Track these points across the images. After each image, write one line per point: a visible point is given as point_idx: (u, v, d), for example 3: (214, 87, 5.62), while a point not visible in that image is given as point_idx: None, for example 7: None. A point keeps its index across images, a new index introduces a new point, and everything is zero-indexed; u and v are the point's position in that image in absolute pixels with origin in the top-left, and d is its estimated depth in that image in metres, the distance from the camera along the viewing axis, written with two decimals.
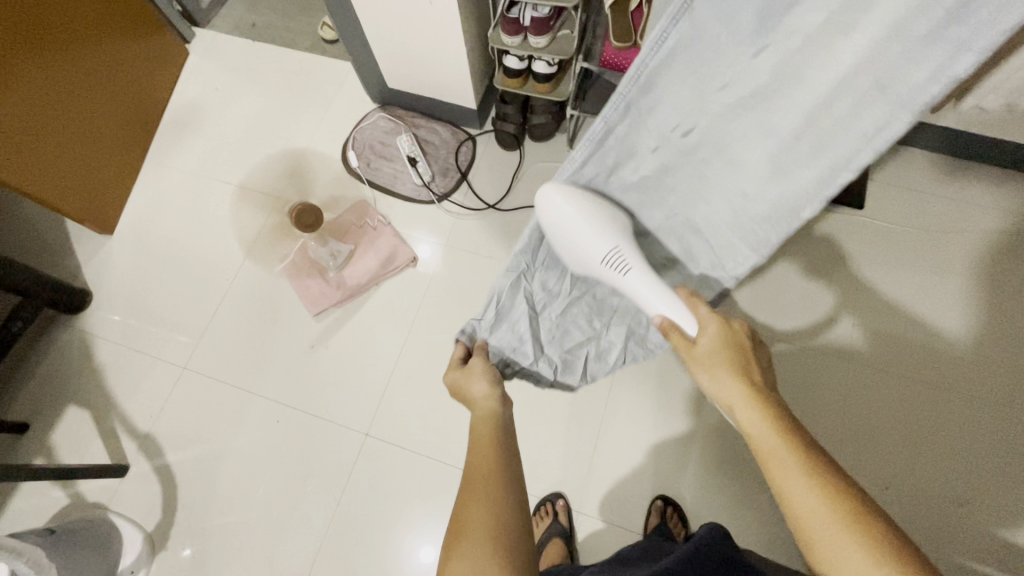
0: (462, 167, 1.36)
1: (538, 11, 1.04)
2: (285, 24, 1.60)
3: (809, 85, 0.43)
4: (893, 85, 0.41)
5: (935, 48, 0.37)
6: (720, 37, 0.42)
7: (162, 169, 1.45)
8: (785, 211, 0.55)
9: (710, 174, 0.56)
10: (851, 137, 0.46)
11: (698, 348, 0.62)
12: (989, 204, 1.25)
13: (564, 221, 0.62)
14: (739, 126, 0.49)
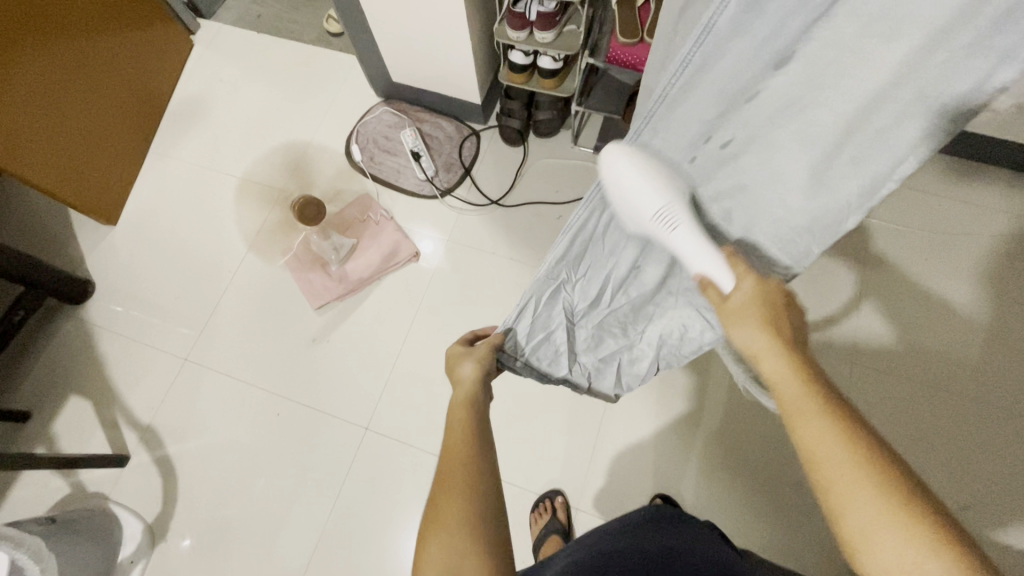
0: (466, 163, 1.36)
1: (544, 6, 1.05)
2: (290, 17, 1.60)
3: (845, 93, 0.39)
4: (936, 92, 0.37)
5: (981, 56, 0.33)
6: (745, 51, 0.39)
7: (165, 160, 1.45)
8: (825, 225, 0.50)
9: (752, 188, 0.50)
10: (894, 150, 0.41)
11: (733, 301, 0.52)
12: (997, 208, 1.24)
13: (630, 185, 0.48)
14: (779, 135, 0.44)
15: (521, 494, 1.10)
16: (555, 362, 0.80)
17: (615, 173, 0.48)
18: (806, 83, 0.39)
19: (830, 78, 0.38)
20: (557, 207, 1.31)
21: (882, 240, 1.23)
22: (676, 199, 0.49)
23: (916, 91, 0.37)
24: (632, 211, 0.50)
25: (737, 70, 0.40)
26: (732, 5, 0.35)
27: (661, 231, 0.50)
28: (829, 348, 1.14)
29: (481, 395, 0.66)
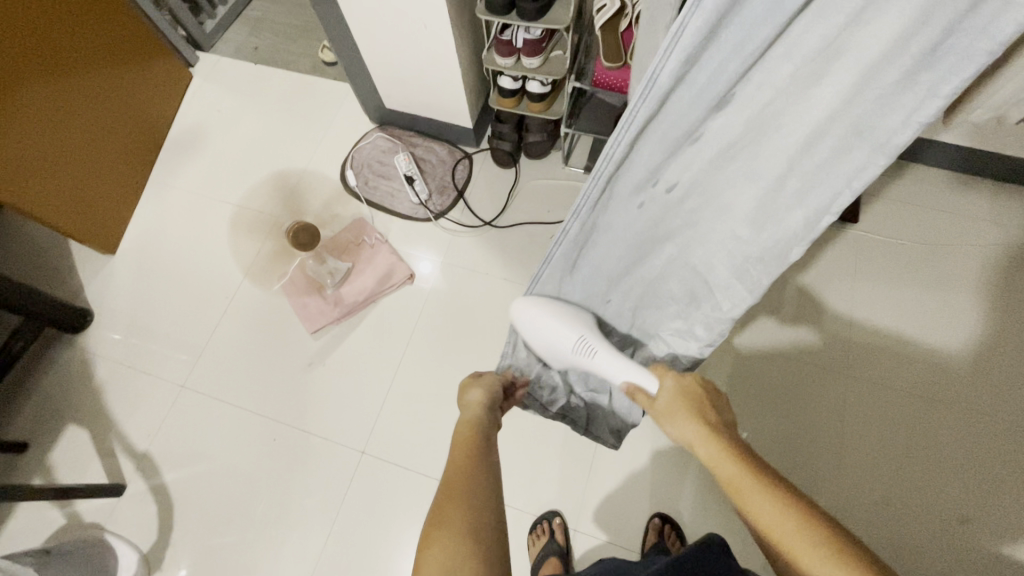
0: (459, 185, 1.38)
1: (530, 33, 1.08)
2: (286, 47, 1.64)
3: (788, 132, 0.50)
4: (869, 128, 0.47)
5: (911, 91, 0.44)
6: (687, 101, 0.48)
7: (165, 189, 1.48)
8: (776, 253, 0.60)
9: (702, 221, 0.63)
10: (834, 183, 0.52)
11: (659, 403, 0.65)
12: (984, 219, 1.25)
13: (538, 327, 0.77)
14: (724, 173, 0.57)
15: (519, 515, 1.09)
16: (557, 392, 0.92)
17: (526, 324, 0.78)
18: (750, 125, 0.51)
19: (773, 119, 0.50)
20: (550, 227, 1.33)
21: (873, 254, 1.24)
22: (584, 334, 0.75)
23: (852, 130, 0.48)
24: (551, 346, 0.77)
25: (682, 118, 0.50)
26: (670, 65, 0.44)
27: (583, 356, 0.75)
28: (823, 358, 1.15)
29: (486, 418, 0.68)
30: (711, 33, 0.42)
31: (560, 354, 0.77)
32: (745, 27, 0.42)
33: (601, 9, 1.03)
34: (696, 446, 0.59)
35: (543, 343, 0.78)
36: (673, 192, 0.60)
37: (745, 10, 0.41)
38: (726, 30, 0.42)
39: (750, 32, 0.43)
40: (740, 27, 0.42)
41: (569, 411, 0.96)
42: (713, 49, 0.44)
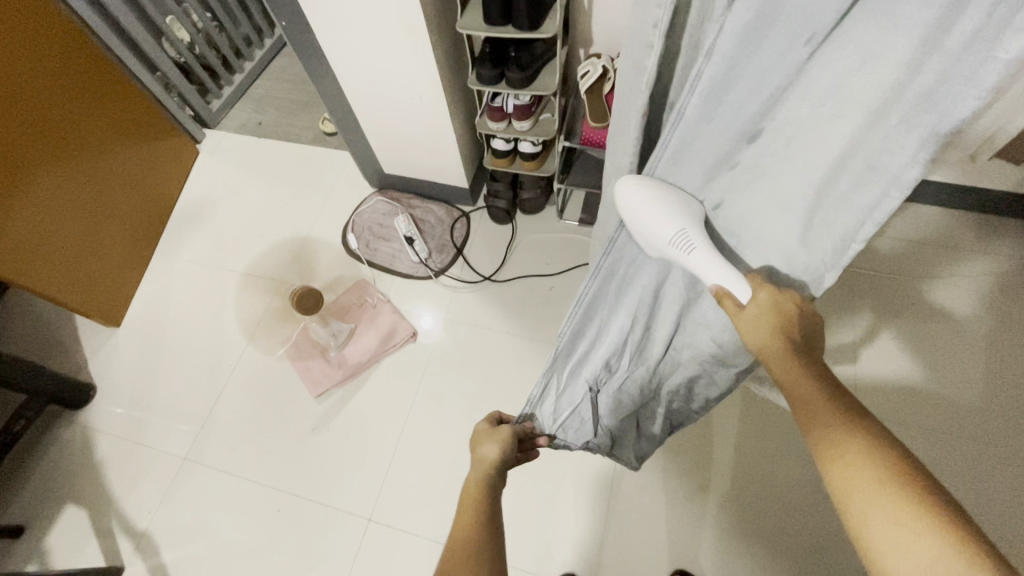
0: (457, 243, 1.41)
1: (520, 99, 1.15)
2: (288, 121, 1.73)
3: (810, 163, 0.53)
4: (880, 163, 0.48)
5: (912, 133, 0.44)
6: (715, 131, 0.55)
7: (170, 261, 1.51)
8: (811, 281, 0.61)
9: (744, 245, 0.65)
10: (854, 213, 0.52)
11: (745, 313, 0.58)
12: (976, 254, 1.27)
13: (642, 215, 0.59)
14: (757, 202, 0.60)
15: None
16: (582, 430, 0.90)
17: (629, 208, 0.60)
18: (777, 156, 0.55)
19: (793, 153, 0.54)
20: (549, 278, 1.35)
21: (870, 292, 1.25)
22: (685, 227, 0.59)
23: (866, 166, 0.49)
24: (648, 238, 0.61)
25: (715, 146, 0.57)
26: (695, 98, 0.51)
27: (679, 251, 0.60)
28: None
29: (497, 478, 0.65)
30: (723, 80, 0.49)
31: (659, 248, 0.61)
32: (758, 70, 0.48)
33: (585, 75, 1.14)
34: (779, 369, 0.53)
35: (645, 234, 0.60)
36: (719, 211, 0.64)
37: (756, 57, 0.47)
38: (741, 68, 0.48)
39: (763, 77, 0.48)
40: (753, 71, 0.48)
41: (595, 444, 0.93)
42: (732, 88, 0.50)
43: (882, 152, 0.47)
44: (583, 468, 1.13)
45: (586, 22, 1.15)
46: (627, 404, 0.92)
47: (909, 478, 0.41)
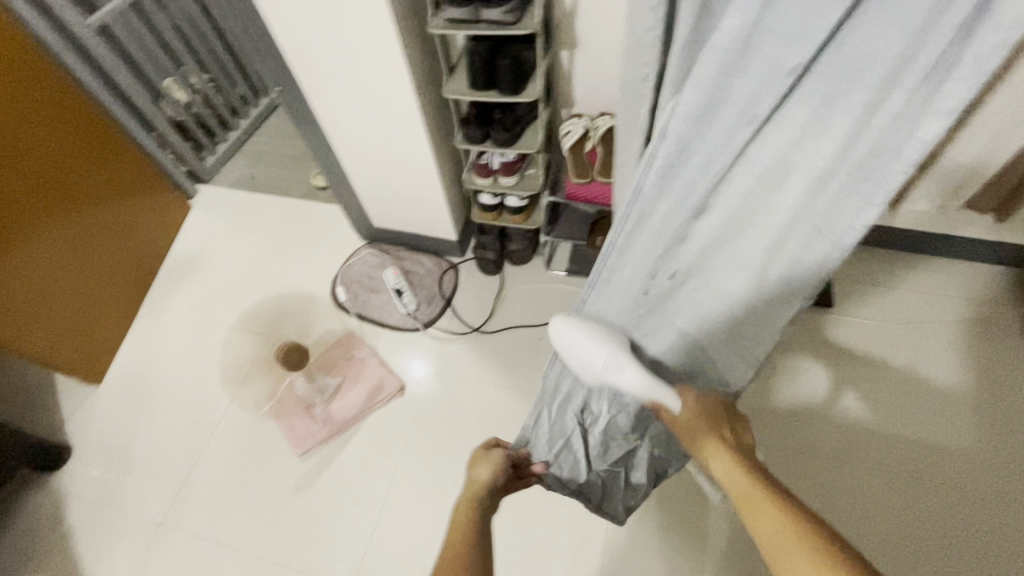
0: (446, 294, 1.42)
1: (505, 156, 1.19)
2: (281, 176, 1.77)
3: (764, 227, 0.66)
4: (826, 226, 0.63)
5: (850, 198, 0.59)
6: (671, 208, 0.63)
7: (156, 315, 1.50)
8: (765, 312, 0.77)
9: (700, 298, 0.77)
10: (805, 264, 0.68)
11: (682, 419, 0.72)
12: (954, 296, 1.29)
13: (578, 348, 0.75)
14: (715, 262, 0.72)
15: None
16: (574, 469, 0.91)
17: (565, 344, 0.77)
18: (727, 224, 0.66)
19: (749, 216, 0.65)
20: (538, 329, 1.35)
21: (854, 340, 1.26)
22: (614, 353, 0.74)
23: (819, 220, 0.63)
24: (585, 365, 0.76)
25: (670, 222, 0.65)
26: (651, 179, 0.59)
27: (613, 373, 0.73)
28: (824, 434, 1.15)
29: (485, 502, 0.66)
30: (677, 159, 0.57)
31: (595, 371, 0.75)
32: (710, 147, 0.56)
33: (567, 133, 1.18)
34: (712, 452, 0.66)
35: (581, 363, 0.76)
36: (674, 278, 0.74)
37: (705, 139, 0.56)
38: (694, 146, 0.56)
39: (711, 156, 0.57)
40: (703, 149, 0.57)
41: (586, 486, 0.92)
42: (684, 167, 0.58)
43: (835, 202, 0.60)
44: (576, 526, 1.10)
45: (568, 84, 1.20)
46: (614, 446, 0.93)
47: (796, 514, 0.54)
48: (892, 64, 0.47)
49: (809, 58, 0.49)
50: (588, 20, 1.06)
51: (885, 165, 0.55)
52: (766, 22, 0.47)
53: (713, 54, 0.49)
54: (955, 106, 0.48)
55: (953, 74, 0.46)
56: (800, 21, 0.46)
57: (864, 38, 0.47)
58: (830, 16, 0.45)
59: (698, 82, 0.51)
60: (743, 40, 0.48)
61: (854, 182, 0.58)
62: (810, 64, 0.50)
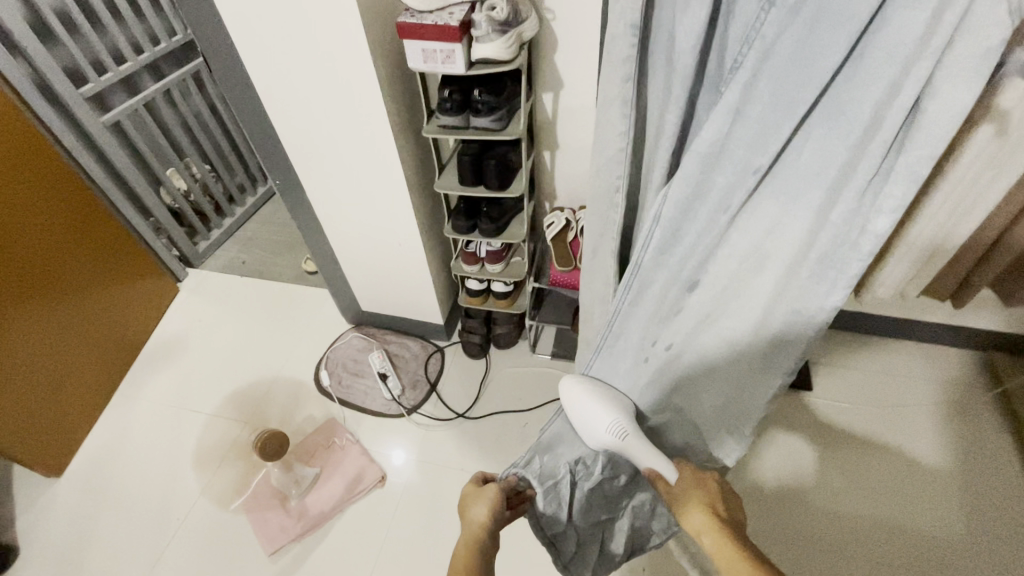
0: (432, 378, 1.42)
1: (491, 245, 1.25)
2: (272, 260, 1.81)
3: (744, 306, 0.76)
4: (802, 306, 0.73)
5: (819, 282, 0.70)
6: (667, 278, 0.76)
7: (131, 401, 1.46)
8: (749, 390, 0.85)
9: (692, 373, 0.83)
10: (787, 341, 0.77)
11: (675, 488, 0.71)
12: (928, 378, 1.33)
13: (587, 412, 0.79)
14: (703, 340, 0.81)
15: None
16: (558, 520, 0.76)
17: (576, 405, 0.81)
18: (714, 299, 0.77)
19: (736, 294, 0.76)
20: (523, 414, 1.34)
21: (830, 418, 1.29)
22: (619, 418, 0.78)
23: (795, 300, 0.73)
24: (591, 427, 0.79)
25: (666, 290, 0.77)
26: (649, 251, 0.73)
27: (618, 440, 0.77)
28: (811, 518, 1.15)
29: (486, 550, 0.63)
30: (671, 236, 0.72)
31: (598, 437, 0.78)
32: (696, 229, 0.71)
33: (550, 225, 1.26)
34: (706, 537, 0.62)
35: (585, 427, 0.79)
36: (671, 350, 0.82)
37: (692, 223, 0.70)
38: (685, 225, 0.70)
39: (699, 236, 0.71)
40: (691, 231, 0.71)
41: (560, 537, 0.78)
42: (677, 243, 0.73)
43: (807, 286, 0.71)
44: None
45: (550, 181, 1.30)
46: (598, 510, 0.82)
47: None
48: (839, 171, 0.61)
49: (770, 162, 0.64)
50: (568, 128, 1.18)
51: (844, 251, 0.66)
52: (738, 133, 0.62)
53: (696, 154, 0.64)
54: (898, 199, 0.59)
55: (893, 178, 0.59)
56: (762, 133, 0.61)
57: (815, 149, 0.61)
58: (784, 130, 0.60)
59: (686, 175, 0.66)
60: (718, 145, 0.63)
61: (824, 268, 0.68)
62: (772, 167, 0.65)
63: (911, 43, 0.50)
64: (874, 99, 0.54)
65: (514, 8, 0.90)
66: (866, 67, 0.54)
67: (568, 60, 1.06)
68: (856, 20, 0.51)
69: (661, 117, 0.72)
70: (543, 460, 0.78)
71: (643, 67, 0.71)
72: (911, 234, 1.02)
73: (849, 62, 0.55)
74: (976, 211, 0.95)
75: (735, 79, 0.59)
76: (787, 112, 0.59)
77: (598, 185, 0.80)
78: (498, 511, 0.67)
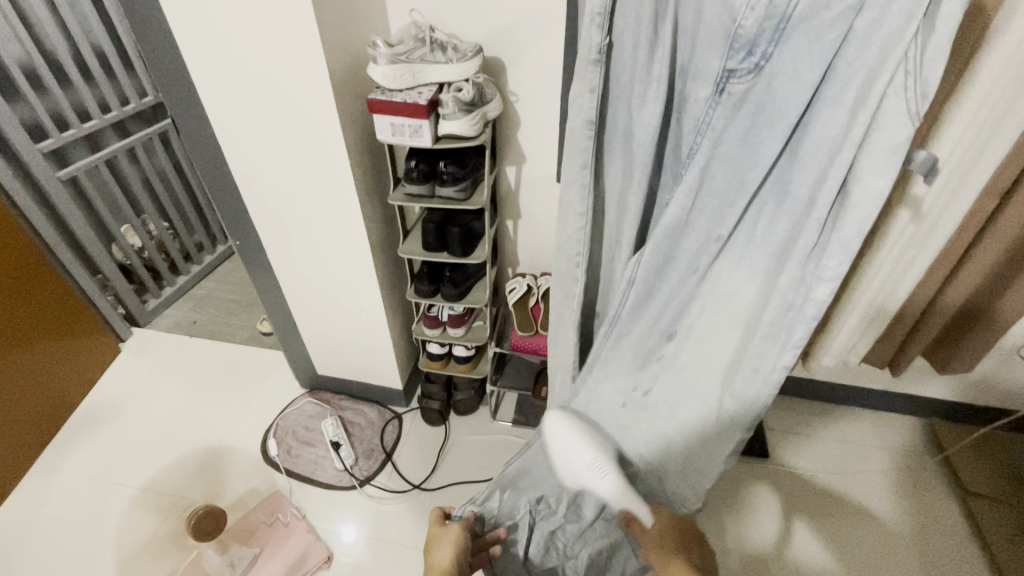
0: (387, 447, 1.36)
1: (454, 309, 1.26)
2: (226, 320, 1.75)
3: (713, 363, 0.77)
4: (761, 366, 0.72)
5: (773, 346, 0.70)
6: (644, 326, 0.79)
7: (50, 474, 1.32)
8: (715, 451, 0.82)
9: (660, 426, 0.83)
10: (747, 403, 0.76)
11: (652, 532, 0.78)
12: (878, 444, 1.37)
13: (567, 445, 0.80)
14: (675, 395, 0.81)
15: None
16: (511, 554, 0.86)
17: (557, 438, 0.81)
18: (686, 355, 0.79)
19: (703, 352, 0.78)
20: (483, 485, 1.29)
21: (791, 485, 1.30)
22: (600, 456, 0.78)
23: (753, 359, 0.73)
24: (570, 463, 0.79)
25: (643, 337, 0.81)
26: (626, 301, 0.77)
27: (595, 476, 0.77)
28: None
29: None
30: (642, 291, 0.76)
31: (576, 472, 0.78)
32: (669, 284, 0.75)
33: (512, 290, 1.28)
34: None
35: (565, 460, 0.80)
36: (648, 397, 0.83)
37: (664, 279, 0.75)
38: (657, 279, 0.75)
39: (672, 291, 0.76)
40: (666, 285, 0.75)
41: None
42: (650, 297, 0.77)
43: (762, 347, 0.71)
44: None
45: (513, 247, 1.34)
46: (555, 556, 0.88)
47: None
48: (786, 241, 0.66)
49: (730, 230, 0.69)
50: (530, 199, 1.24)
51: (791, 317, 0.67)
52: (700, 206, 0.68)
53: (661, 227, 0.69)
54: (834, 271, 0.60)
55: (828, 251, 0.60)
56: (719, 210, 0.67)
57: (768, 222, 0.67)
58: (739, 204, 0.66)
59: (656, 245, 0.71)
60: (682, 218, 0.68)
61: (775, 331, 0.69)
62: (732, 236, 0.70)
63: (832, 139, 0.56)
64: (811, 180, 0.60)
65: (480, 90, 0.96)
66: (806, 151, 0.59)
67: (531, 139, 1.13)
68: (791, 116, 0.58)
69: (620, 197, 0.78)
70: (504, 499, 0.87)
71: (601, 155, 0.77)
72: (838, 317, 1.10)
73: (790, 148, 0.61)
74: (902, 287, 1.04)
75: (692, 166, 0.64)
76: (739, 191, 0.65)
77: (559, 259, 0.84)
78: (460, 549, 0.75)
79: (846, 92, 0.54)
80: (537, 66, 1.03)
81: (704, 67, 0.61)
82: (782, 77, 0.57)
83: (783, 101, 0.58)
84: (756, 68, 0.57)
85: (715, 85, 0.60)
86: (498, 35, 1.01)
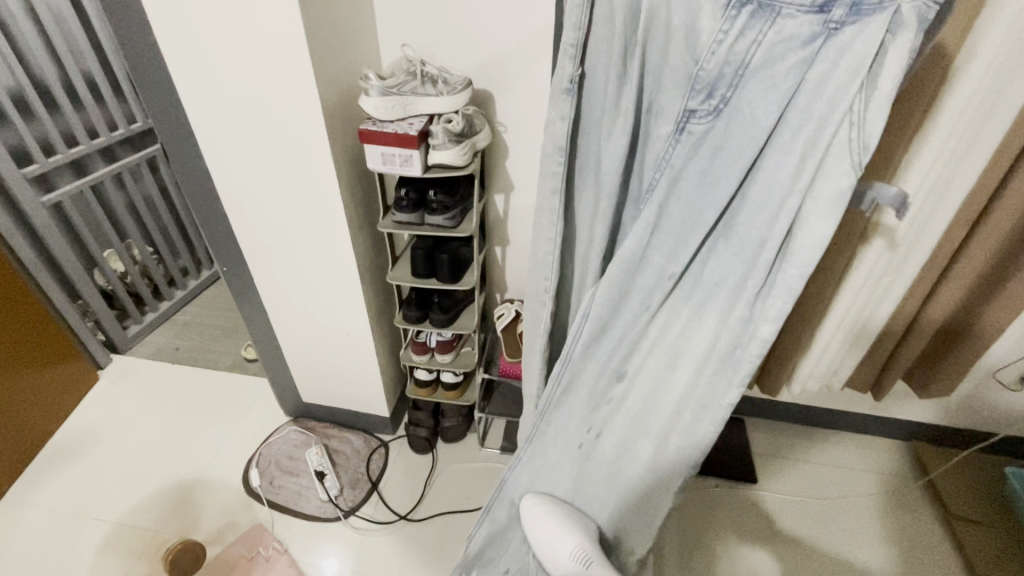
0: (373, 476, 1.33)
1: (442, 335, 1.25)
2: (209, 346, 1.72)
3: (664, 401, 0.77)
4: (711, 402, 0.72)
5: (724, 377, 0.70)
6: (598, 365, 0.79)
7: (20, 508, 1.27)
8: (665, 485, 0.81)
9: (614, 466, 0.83)
10: (696, 440, 0.75)
11: None
12: (864, 469, 1.38)
13: (549, 538, 0.78)
14: (627, 435, 0.81)
15: None
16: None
17: (538, 530, 0.80)
18: (639, 391, 0.78)
19: (657, 390, 0.77)
20: (470, 514, 1.27)
21: (780, 512, 1.30)
22: (582, 542, 0.74)
23: (701, 398, 0.73)
24: (553, 552, 0.76)
25: (597, 375, 0.80)
26: (580, 343, 0.77)
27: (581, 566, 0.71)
28: None
29: None
30: (597, 332, 0.77)
31: (562, 563, 0.74)
32: (623, 322, 0.75)
33: (500, 316, 1.28)
34: None
35: (550, 554, 0.76)
36: (600, 441, 0.82)
37: (617, 318, 0.75)
38: (612, 317, 0.75)
39: (627, 328, 0.76)
40: (621, 320, 0.75)
41: None
42: (604, 337, 0.77)
43: (712, 381, 0.71)
44: None
45: (500, 273, 1.35)
46: None
47: None
48: (735, 281, 0.67)
49: (682, 268, 0.70)
50: (515, 227, 1.25)
51: (739, 354, 0.67)
52: (655, 242, 0.69)
53: (619, 262, 0.71)
54: (778, 311, 0.62)
55: (773, 292, 0.62)
56: (676, 245, 0.69)
57: (718, 262, 0.68)
58: (693, 241, 0.68)
59: (612, 276, 0.72)
60: (640, 252, 0.70)
61: (725, 365, 0.69)
62: (682, 276, 0.72)
63: (783, 183, 0.59)
64: (758, 225, 0.62)
65: (470, 121, 0.99)
66: (754, 192, 0.62)
67: (516, 167, 1.16)
68: (744, 157, 0.61)
69: (590, 224, 0.79)
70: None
71: (574, 184, 0.80)
72: (818, 340, 1.12)
73: (740, 191, 0.64)
74: (879, 312, 1.06)
75: (652, 200, 0.67)
76: (694, 228, 0.67)
77: (530, 283, 0.85)
78: None
79: (795, 140, 0.57)
80: (523, 97, 1.06)
81: (667, 107, 0.65)
82: (737, 121, 0.60)
83: (737, 146, 0.61)
84: (715, 111, 0.61)
85: (676, 124, 0.63)
86: (486, 67, 1.04)
